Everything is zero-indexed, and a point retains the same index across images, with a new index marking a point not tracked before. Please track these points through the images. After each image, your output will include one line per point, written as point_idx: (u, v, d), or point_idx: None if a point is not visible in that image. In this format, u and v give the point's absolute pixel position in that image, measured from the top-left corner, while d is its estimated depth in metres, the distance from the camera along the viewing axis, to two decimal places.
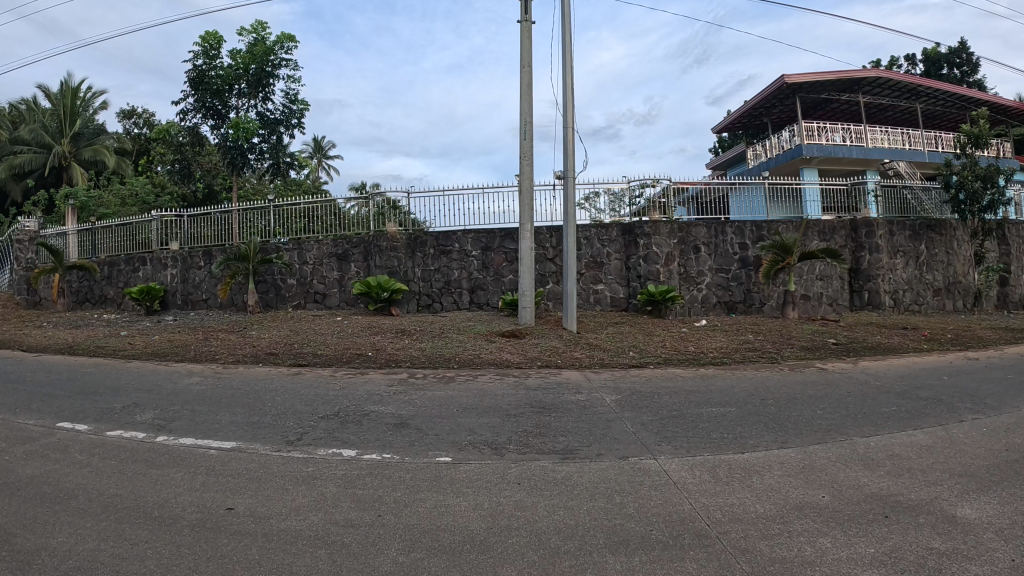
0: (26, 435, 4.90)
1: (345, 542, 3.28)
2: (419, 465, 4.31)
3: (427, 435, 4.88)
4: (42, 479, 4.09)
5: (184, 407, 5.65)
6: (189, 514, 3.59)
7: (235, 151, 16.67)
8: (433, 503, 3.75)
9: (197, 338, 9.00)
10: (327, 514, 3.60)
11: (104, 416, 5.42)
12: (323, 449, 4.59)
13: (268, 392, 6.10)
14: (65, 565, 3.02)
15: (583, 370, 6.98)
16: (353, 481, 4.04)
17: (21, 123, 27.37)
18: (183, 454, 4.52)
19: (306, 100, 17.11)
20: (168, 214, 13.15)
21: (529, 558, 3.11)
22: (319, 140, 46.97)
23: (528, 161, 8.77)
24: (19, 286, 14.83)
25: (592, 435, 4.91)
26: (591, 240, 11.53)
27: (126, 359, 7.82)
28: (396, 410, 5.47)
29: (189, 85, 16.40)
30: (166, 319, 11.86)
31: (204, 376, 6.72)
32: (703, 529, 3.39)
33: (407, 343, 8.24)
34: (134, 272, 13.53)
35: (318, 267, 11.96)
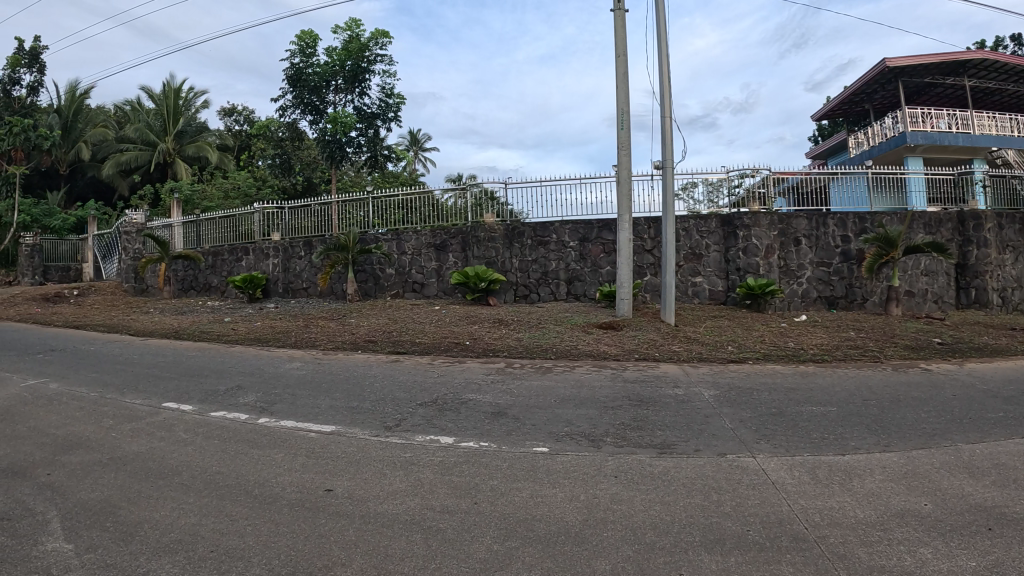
0: (135, 413, 5.24)
1: (441, 528, 3.33)
2: (517, 454, 4.33)
3: (524, 425, 4.89)
4: (149, 455, 4.36)
5: (285, 390, 5.90)
6: (289, 494, 3.73)
7: (333, 145, 17.15)
8: (529, 492, 3.76)
9: (298, 325, 9.37)
10: (424, 499, 3.67)
11: (209, 397, 5.70)
12: (421, 435, 4.69)
13: (368, 377, 6.29)
14: (167, 538, 3.25)
15: (681, 364, 6.84)
16: (450, 468, 4.10)
17: (127, 124, 29.33)
18: (285, 435, 4.70)
19: (401, 94, 17.45)
20: (270, 207, 13.68)
21: (624, 552, 3.07)
22: (416, 133, 47.95)
23: (627, 151, 8.62)
24: (128, 274, 15.79)
25: (690, 430, 4.81)
26: (690, 231, 11.26)
27: (230, 343, 8.23)
28: (493, 399, 5.52)
29: (288, 83, 17.09)
30: (267, 306, 12.43)
31: (305, 361, 7.00)
32: (800, 533, 3.25)
33: (502, 332, 8.33)
34: (237, 262, 14.23)
35: (417, 257, 12.20)
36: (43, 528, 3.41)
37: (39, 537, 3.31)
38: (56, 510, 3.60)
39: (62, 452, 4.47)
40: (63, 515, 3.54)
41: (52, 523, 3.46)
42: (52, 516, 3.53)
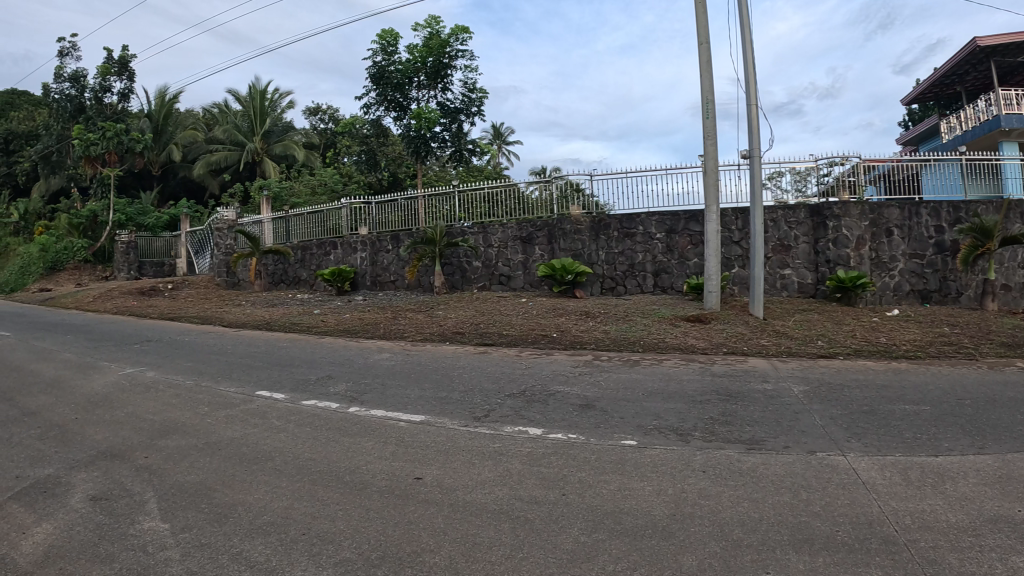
0: (229, 400, 5.48)
1: (529, 518, 3.35)
2: (605, 446, 4.32)
3: (612, 418, 4.87)
4: (243, 441, 4.55)
5: (375, 379, 6.07)
6: (378, 481, 3.82)
7: (418, 141, 17.44)
8: (617, 485, 3.75)
9: (387, 317, 9.62)
10: (513, 489, 3.70)
11: (300, 386, 5.91)
12: (509, 426, 4.72)
13: (456, 368, 6.38)
14: (261, 520, 3.39)
15: (770, 359, 6.68)
16: (538, 459, 4.12)
17: (215, 125, 30.70)
18: (376, 424, 4.81)
19: (484, 88, 17.56)
20: (357, 201, 14.02)
21: (710, 548, 3.02)
22: (499, 127, 48.29)
23: (712, 141, 8.43)
24: (221, 269, 16.55)
25: (779, 426, 4.68)
26: (778, 222, 10.97)
27: (320, 334, 8.51)
28: (581, 391, 5.52)
29: (371, 81, 17.39)
30: (356, 299, 12.79)
31: (394, 353, 7.14)
32: (890, 535, 3.13)
33: (591, 325, 8.30)
34: (326, 256, 14.67)
35: (503, 250, 12.30)
36: (141, 507, 3.65)
37: (137, 516, 3.56)
38: (153, 490, 3.84)
39: (159, 437, 4.73)
40: (159, 496, 3.77)
41: (150, 503, 3.70)
42: (149, 496, 3.78)
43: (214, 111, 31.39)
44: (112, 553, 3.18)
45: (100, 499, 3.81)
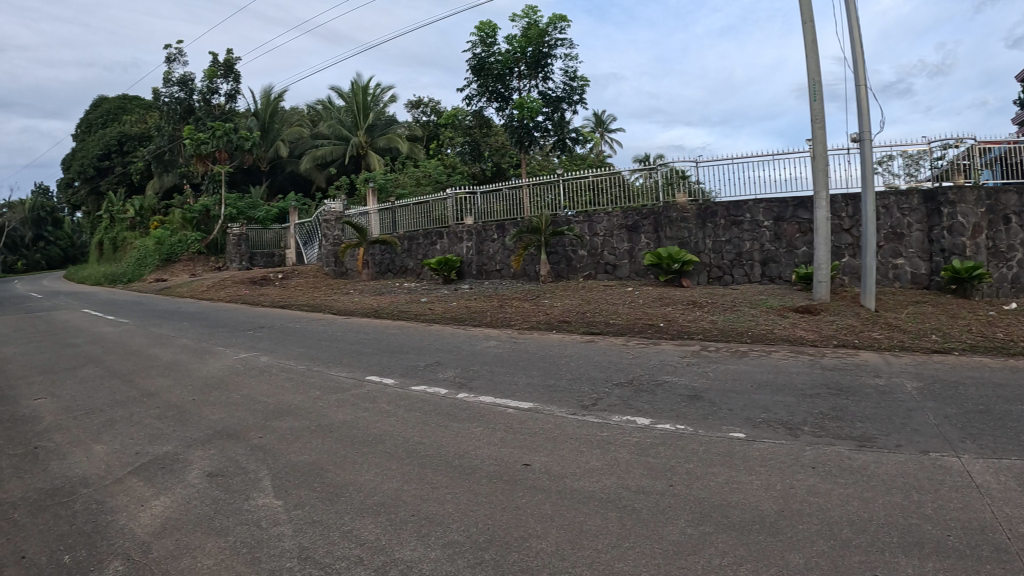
0: (340, 386, 5.73)
1: (636, 508, 3.34)
2: (713, 438, 4.28)
3: (721, 409, 4.84)
4: (353, 424, 4.69)
5: (482, 366, 6.21)
6: (487, 466, 3.88)
7: (521, 131, 17.62)
8: (725, 478, 3.68)
9: (494, 304, 10.05)
10: (620, 478, 3.69)
11: (407, 372, 6.06)
12: (618, 415, 4.71)
13: (565, 357, 6.47)
14: (372, 500, 3.53)
15: (882, 353, 6.46)
16: (646, 449, 4.11)
17: (321, 121, 32.74)
18: (484, 411, 4.87)
19: (585, 76, 17.50)
20: (462, 192, 14.42)
21: (819, 546, 2.93)
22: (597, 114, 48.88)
23: (821, 124, 8.09)
24: (329, 258, 17.47)
25: (891, 424, 4.49)
26: (890, 208, 10.57)
27: (428, 323, 9.07)
28: (689, 382, 5.53)
29: (473, 73, 17.67)
30: (461, 288, 13.22)
31: (501, 341, 7.36)
32: (1003, 543, 2.95)
33: (699, 315, 8.31)
34: (432, 245, 15.13)
35: (608, 239, 12.35)
36: (255, 484, 3.87)
37: (252, 492, 3.77)
38: (266, 468, 4.07)
39: (272, 419, 5.02)
40: (272, 474, 3.98)
41: (263, 480, 3.91)
42: (263, 473, 4.01)
43: (317, 109, 33.95)
44: (227, 526, 3.39)
45: (215, 475, 4.07)
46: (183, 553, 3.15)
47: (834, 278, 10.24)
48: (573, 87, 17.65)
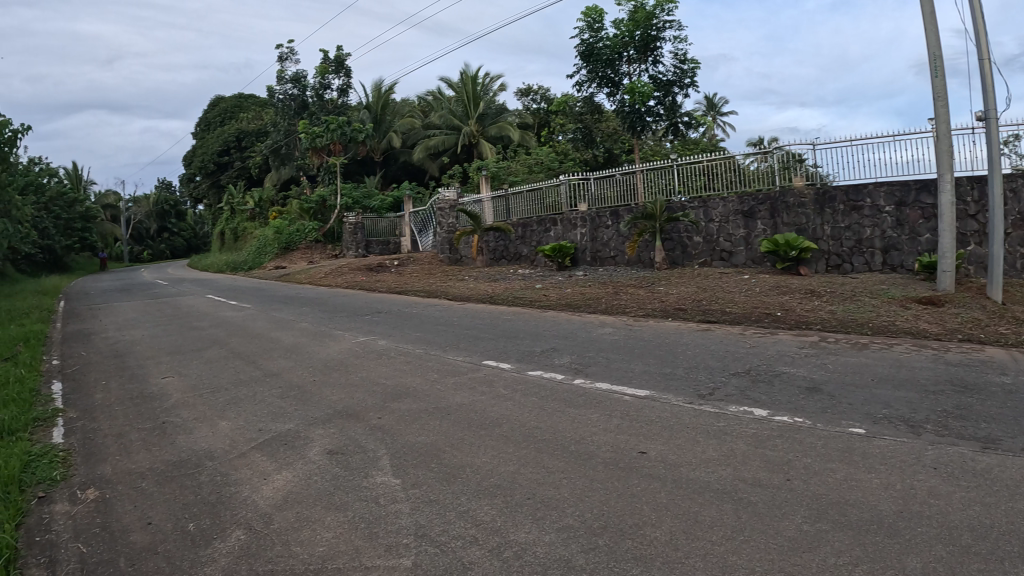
0: (457, 369, 6.59)
1: (751, 501, 3.31)
2: (831, 432, 4.20)
3: (840, 403, 4.77)
4: (470, 407, 5.24)
5: (598, 354, 7.05)
6: (603, 453, 4.07)
7: (634, 116, 17.54)
8: (844, 475, 3.57)
9: (609, 292, 11.84)
10: (736, 470, 3.69)
11: (525, 356, 7.03)
12: (734, 406, 4.87)
13: (682, 343, 7.39)
14: (489, 482, 3.79)
15: (1011, 349, 6.04)
16: (763, 441, 4.10)
17: (431, 112, 36.48)
18: (602, 397, 5.28)
19: (695, 57, 17.29)
20: (575, 178, 15.77)
21: (936, 551, 2.79)
22: (712, 98, 49.97)
23: (944, 101, 7.65)
24: (444, 245, 19.70)
25: (1020, 426, 4.19)
26: (1020, 192, 9.83)
27: (545, 309, 10.96)
28: (807, 373, 5.66)
29: (582, 59, 17.71)
30: (576, 274, 14.64)
31: (617, 327, 8.72)
32: None
33: (815, 303, 8.78)
34: (546, 232, 16.66)
35: (725, 225, 12.86)
36: (376, 463, 4.27)
37: (372, 470, 4.16)
38: (384, 448, 4.49)
39: (391, 400, 5.65)
40: (391, 454, 4.38)
41: (383, 459, 4.31)
42: (381, 453, 4.42)
43: (428, 100, 37.47)
44: (348, 502, 3.76)
45: (335, 453, 4.52)
46: (304, 526, 3.53)
47: (959, 266, 9.62)
48: (683, 70, 17.56)
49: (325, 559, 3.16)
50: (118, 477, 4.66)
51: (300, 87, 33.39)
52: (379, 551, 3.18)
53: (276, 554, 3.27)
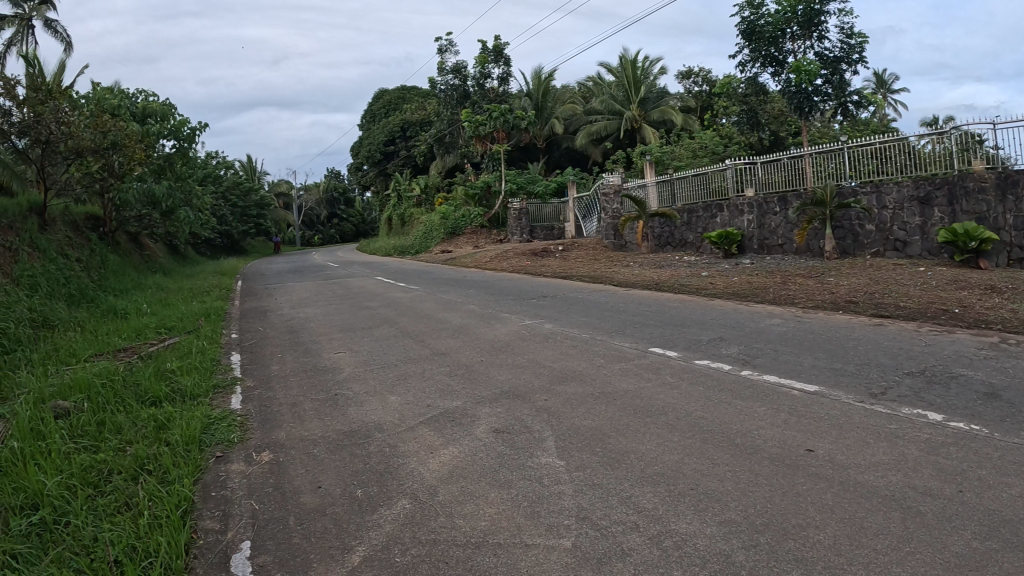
0: (626, 356, 7.17)
1: (920, 510, 3.22)
2: (1009, 444, 3.93)
3: (1022, 412, 4.45)
4: (638, 394, 5.64)
5: (766, 345, 7.29)
6: (769, 448, 4.16)
7: (801, 96, 16.68)
8: (1022, 491, 3.35)
9: (775, 281, 11.91)
10: (906, 476, 3.59)
11: (692, 346, 7.48)
12: (907, 408, 4.69)
13: (852, 338, 7.23)
14: (653, 470, 3.99)
15: None
16: (936, 448, 3.94)
17: (593, 97, 37.28)
18: (771, 390, 5.44)
19: (864, 31, 16.23)
20: (741, 164, 16.51)
21: None
22: (883, 74, 46.72)
23: None
24: (611, 231, 21.37)
25: None
26: None
27: (712, 298, 11.31)
28: (987, 376, 5.29)
29: (743, 38, 17.09)
30: (743, 261, 15.51)
31: (785, 318, 8.87)
32: None
33: (998, 301, 8.06)
34: (712, 218, 17.54)
35: (898, 212, 12.06)
36: (542, 444, 4.61)
37: (539, 451, 4.48)
38: (549, 430, 4.87)
39: (558, 384, 6.19)
40: (558, 436, 4.72)
41: (549, 441, 4.65)
42: (545, 435, 4.78)
43: (588, 87, 38.34)
44: (512, 480, 4.07)
45: (502, 432, 4.92)
46: (469, 500, 3.85)
47: None
48: (851, 45, 16.51)
49: (487, 533, 3.43)
50: (291, 442, 5.20)
51: (461, 77, 34.82)
52: (539, 530, 3.42)
53: (439, 524, 3.58)
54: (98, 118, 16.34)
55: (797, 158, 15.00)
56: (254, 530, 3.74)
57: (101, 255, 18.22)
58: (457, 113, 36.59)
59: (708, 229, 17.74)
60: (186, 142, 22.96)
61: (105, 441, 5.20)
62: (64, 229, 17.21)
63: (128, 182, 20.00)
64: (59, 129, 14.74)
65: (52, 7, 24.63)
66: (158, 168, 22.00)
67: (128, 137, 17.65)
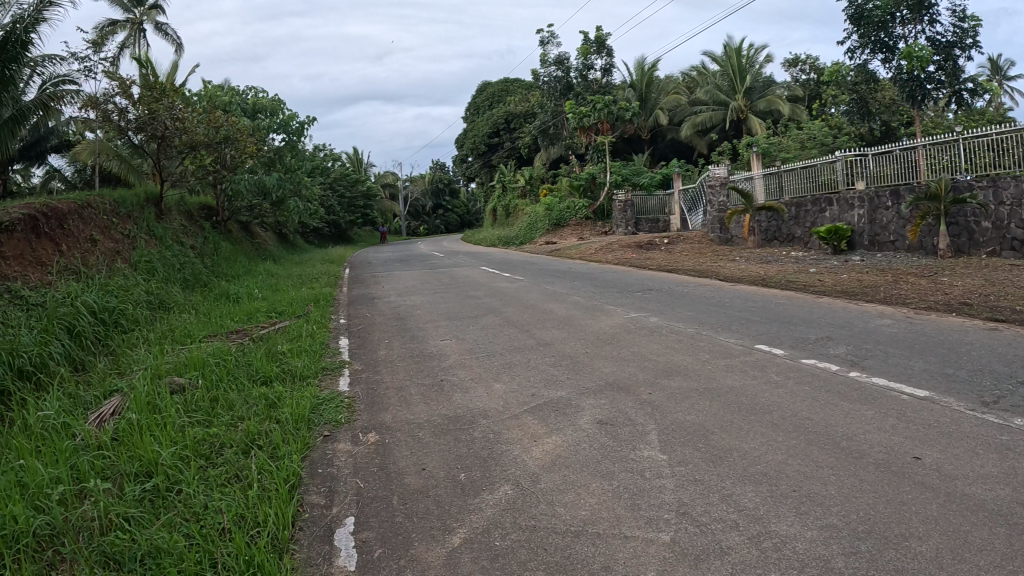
0: (733, 352, 7.14)
1: None
2: None
3: None
4: (742, 391, 5.65)
5: (875, 346, 7.07)
6: (875, 453, 4.13)
7: (912, 84, 15.76)
8: None
9: (886, 280, 11.41)
10: (1017, 491, 3.51)
11: (799, 344, 7.35)
12: (1022, 419, 4.52)
13: (963, 342, 6.90)
14: (755, 469, 4.05)
15: None
16: None
17: (697, 87, 36.53)
18: (878, 394, 5.34)
19: (979, 14, 15.13)
20: (851, 156, 15.77)
21: None
22: (999, 60, 43.26)
23: None
24: (716, 225, 20.94)
25: None
26: None
27: (819, 295, 10.93)
28: None
29: (852, 23, 16.33)
30: (853, 258, 14.88)
31: (894, 319, 8.50)
32: None
33: None
34: (821, 212, 16.88)
35: (1016, 209, 11.32)
36: (645, 437, 4.73)
37: (642, 444, 4.60)
38: (652, 423, 4.98)
39: (664, 377, 6.26)
40: (661, 430, 4.83)
41: (652, 434, 4.76)
42: (649, 428, 4.89)
43: (693, 76, 37.53)
44: (613, 471, 4.21)
45: (605, 424, 5.07)
46: (570, 489, 4.01)
47: None
48: (966, 29, 15.46)
49: (586, 523, 3.58)
50: (397, 425, 5.54)
51: (564, 69, 34.76)
52: (639, 522, 3.54)
53: (539, 511, 3.76)
54: (210, 115, 17.53)
55: (910, 150, 14.18)
56: (357, 507, 4.03)
57: (214, 243, 19.52)
58: (561, 104, 36.55)
59: (817, 224, 17.10)
60: (296, 135, 24.18)
61: (218, 417, 5.68)
62: (180, 219, 18.49)
63: (241, 173, 21.43)
64: (173, 125, 15.95)
65: (160, 11, 26.43)
66: (268, 160, 23.38)
67: (240, 132, 18.90)
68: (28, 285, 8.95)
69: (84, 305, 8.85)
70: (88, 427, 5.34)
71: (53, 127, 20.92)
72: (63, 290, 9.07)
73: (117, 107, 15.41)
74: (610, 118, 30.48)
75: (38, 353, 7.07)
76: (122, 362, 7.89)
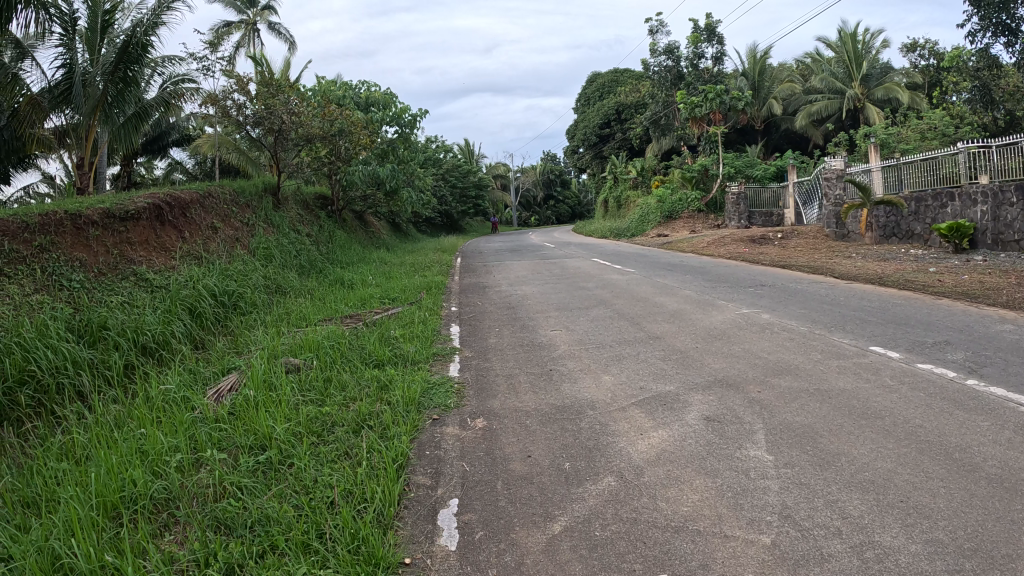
0: (844, 353, 6.90)
1: None
2: None
3: None
4: (854, 394, 5.49)
5: (997, 353, 6.64)
6: (990, 467, 3.95)
7: None
8: None
9: (1010, 282, 10.62)
10: None
11: (915, 347, 7.01)
12: None
13: None
14: (862, 475, 3.97)
15: None
16: None
17: (812, 75, 34.97)
18: (996, 403, 5.06)
19: None
20: (973, 148, 14.57)
21: None
22: None
23: None
24: (831, 219, 19.96)
25: None
26: None
27: (937, 296, 10.30)
28: None
29: (972, 5, 15.21)
30: (975, 258, 13.81)
31: (1017, 325, 7.93)
32: None
33: None
34: (942, 208, 15.79)
35: None
36: (751, 436, 4.71)
37: (748, 443, 4.59)
38: (760, 422, 4.94)
39: (773, 376, 6.16)
40: (768, 430, 4.80)
41: (759, 434, 4.74)
42: (757, 427, 4.86)
43: (807, 63, 35.95)
44: (717, 468, 4.23)
45: (711, 420, 5.08)
46: (673, 484, 4.07)
47: None
48: None
49: (687, 519, 3.62)
50: (504, 411, 5.75)
51: (674, 58, 34.06)
52: (740, 522, 3.55)
53: (641, 504, 3.83)
54: (325, 108, 18.48)
55: None
56: (461, 489, 4.23)
57: (329, 232, 20.58)
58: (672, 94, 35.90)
59: (938, 220, 16.00)
60: (408, 127, 24.94)
61: (331, 396, 6.05)
62: (297, 208, 19.61)
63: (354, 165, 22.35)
64: (290, 119, 16.93)
65: (275, 11, 27.98)
66: (382, 152, 24.25)
67: (353, 124, 19.67)
68: (153, 269, 9.77)
69: (205, 289, 9.60)
70: (206, 401, 5.82)
71: (177, 121, 22.71)
72: (186, 274, 9.92)
73: (235, 103, 16.39)
74: (723, 107, 29.56)
75: (162, 332, 7.70)
76: (239, 341, 8.50)
